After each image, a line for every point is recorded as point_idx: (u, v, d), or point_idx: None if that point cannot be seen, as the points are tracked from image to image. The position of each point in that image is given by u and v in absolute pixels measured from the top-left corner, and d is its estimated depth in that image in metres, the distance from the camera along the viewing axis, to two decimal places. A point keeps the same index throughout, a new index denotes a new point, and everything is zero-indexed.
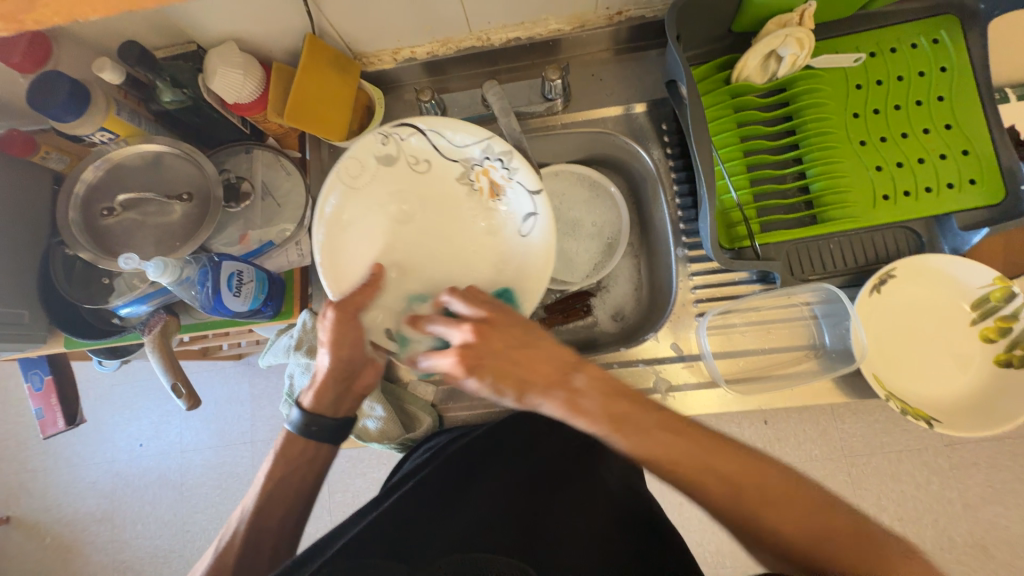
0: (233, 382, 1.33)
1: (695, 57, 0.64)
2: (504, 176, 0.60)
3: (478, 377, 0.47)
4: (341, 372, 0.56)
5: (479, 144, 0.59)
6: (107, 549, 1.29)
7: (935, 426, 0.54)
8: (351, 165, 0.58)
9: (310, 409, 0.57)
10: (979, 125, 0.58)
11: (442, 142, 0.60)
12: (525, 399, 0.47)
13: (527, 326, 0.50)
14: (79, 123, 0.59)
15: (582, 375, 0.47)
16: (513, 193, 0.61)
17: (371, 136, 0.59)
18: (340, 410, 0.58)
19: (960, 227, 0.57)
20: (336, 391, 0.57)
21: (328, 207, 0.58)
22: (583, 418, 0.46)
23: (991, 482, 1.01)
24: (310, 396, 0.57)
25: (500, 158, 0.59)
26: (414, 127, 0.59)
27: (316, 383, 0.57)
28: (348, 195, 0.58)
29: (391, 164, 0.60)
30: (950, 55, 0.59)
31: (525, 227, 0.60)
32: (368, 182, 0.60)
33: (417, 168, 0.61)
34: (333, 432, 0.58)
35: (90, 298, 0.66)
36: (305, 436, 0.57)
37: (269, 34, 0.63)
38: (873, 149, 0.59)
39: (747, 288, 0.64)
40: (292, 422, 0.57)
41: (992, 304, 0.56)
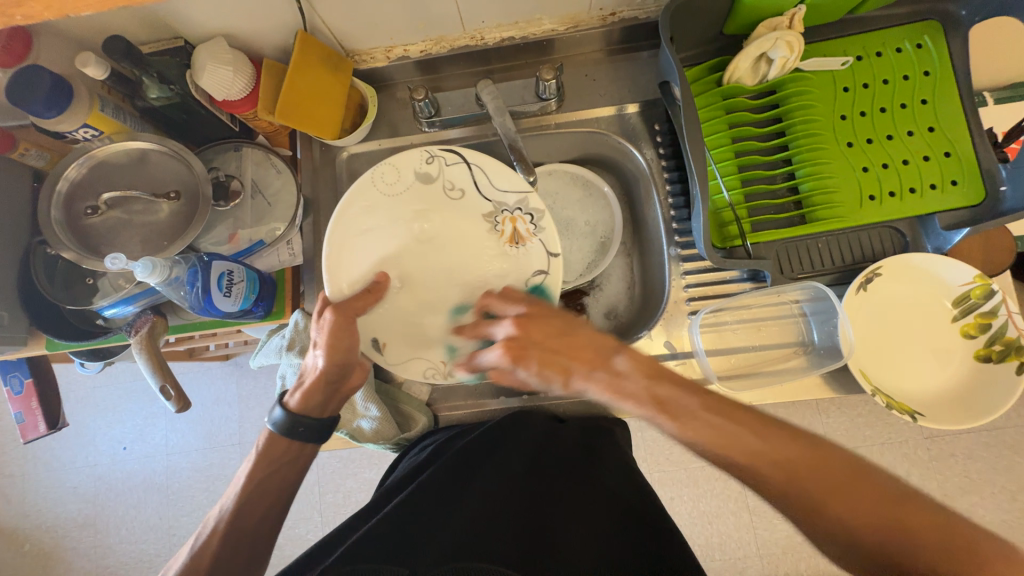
0: (221, 383, 1.30)
1: (688, 58, 0.65)
2: (530, 231, 0.61)
3: (525, 366, 0.50)
4: (332, 375, 0.55)
5: (519, 194, 0.60)
6: (90, 555, 1.26)
7: (918, 419, 0.56)
8: (387, 171, 0.60)
9: (295, 410, 0.56)
10: (960, 128, 0.60)
11: (482, 181, 0.61)
12: (572, 384, 0.50)
13: (569, 316, 0.53)
14: (61, 119, 0.57)
15: (625, 358, 0.49)
16: (532, 249, 0.61)
17: (416, 152, 0.60)
18: (326, 411, 0.57)
19: (942, 227, 0.58)
20: (324, 394, 0.56)
21: (356, 211, 0.59)
22: (628, 401, 0.47)
23: (968, 472, 1.05)
24: (297, 397, 0.56)
25: (532, 213, 0.60)
26: (461, 157, 0.60)
27: (303, 383, 0.56)
28: (373, 202, 0.59)
29: (426, 186, 0.61)
30: (933, 60, 0.61)
31: (531, 282, 0.61)
32: (398, 193, 0.60)
33: (449, 194, 0.62)
34: (316, 433, 0.56)
35: (73, 299, 0.64)
36: (289, 437, 0.56)
37: (259, 30, 0.62)
38: (859, 151, 0.61)
39: (738, 287, 0.65)
40: (275, 422, 0.56)
41: (972, 302, 0.58)
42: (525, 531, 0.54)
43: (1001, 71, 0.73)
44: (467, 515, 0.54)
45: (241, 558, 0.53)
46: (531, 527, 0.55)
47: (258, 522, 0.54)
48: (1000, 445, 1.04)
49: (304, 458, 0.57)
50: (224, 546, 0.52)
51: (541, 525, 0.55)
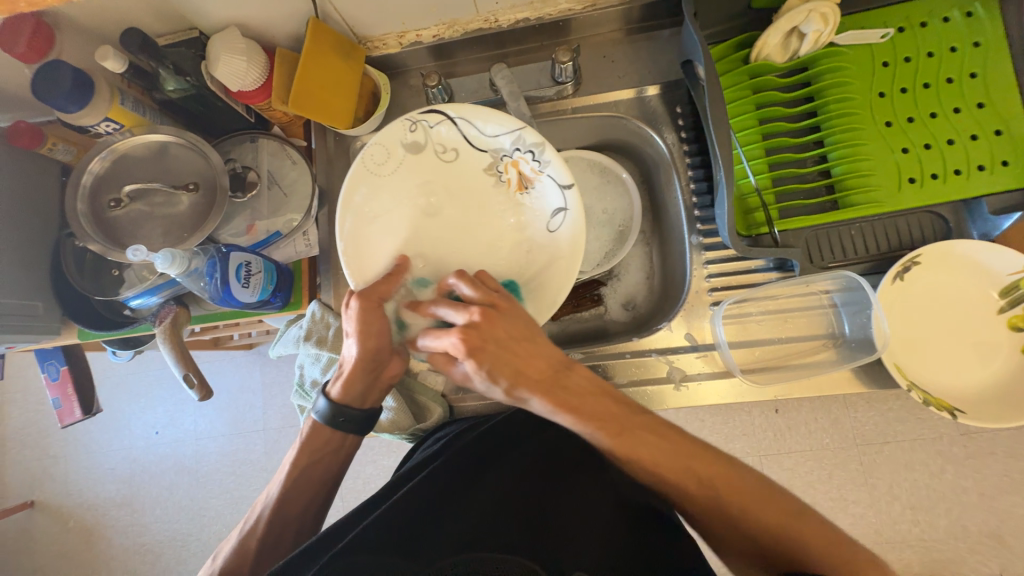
0: (245, 371, 1.34)
1: (713, 35, 0.61)
2: (533, 167, 0.59)
3: (475, 361, 0.48)
4: (369, 363, 0.55)
5: (511, 134, 0.58)
6: (128, 532, 1.32)
7: (958, 416, 0.53)
8: (377, 153, 0.58)
9: (337, 400, 0.56)
10: (1014, 103, 0.55)
11: (471, 132, 0.59)
12: (515, 392, 0.49)
13: (532, 323, 0.52)
14: (83, 113, 0.58)
15: (575, 374, 0.50)
16: (542, 186, 0.59)
17: (398, 124, 0.58)
18: (367, 401, 0.58)
19: (990, 212, 0.54)
20: (364, 384, 0.56)
21: (361, 199, 0.58)
22: (570, 414, 0.48)
23: (1008, 471, 0.99)
24: (339, 387, 0.56)
25: (531, 150, 0.58)
26: (442, 114, 0.58)
27: (342, 374, 0.56)
28: (373, 185, 0.58)
29: (422, 155, 0.60)
30: (984, 29, 0.56)
31: (555, 222, 0.59)
32: (394, 171, 0.59)
33: (445, 157, 0.60)
34: (359, 423, 0.58)
35: (102, 290, 0.66)
36: (333, 427, 0.57)
37: (271, 18, 0.61)
38: (899, 130, 0.57)
39: (764, 276, 0.62)
40: (320, 413, 0.57)
41: (1022, 292, 0.54)
42: (537, 520, 0.54)
43: None
44: (479, 504, 0.54)
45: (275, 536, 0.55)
46: (544, 518, 0.54)
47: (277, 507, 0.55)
48: None
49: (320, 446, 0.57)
50: None
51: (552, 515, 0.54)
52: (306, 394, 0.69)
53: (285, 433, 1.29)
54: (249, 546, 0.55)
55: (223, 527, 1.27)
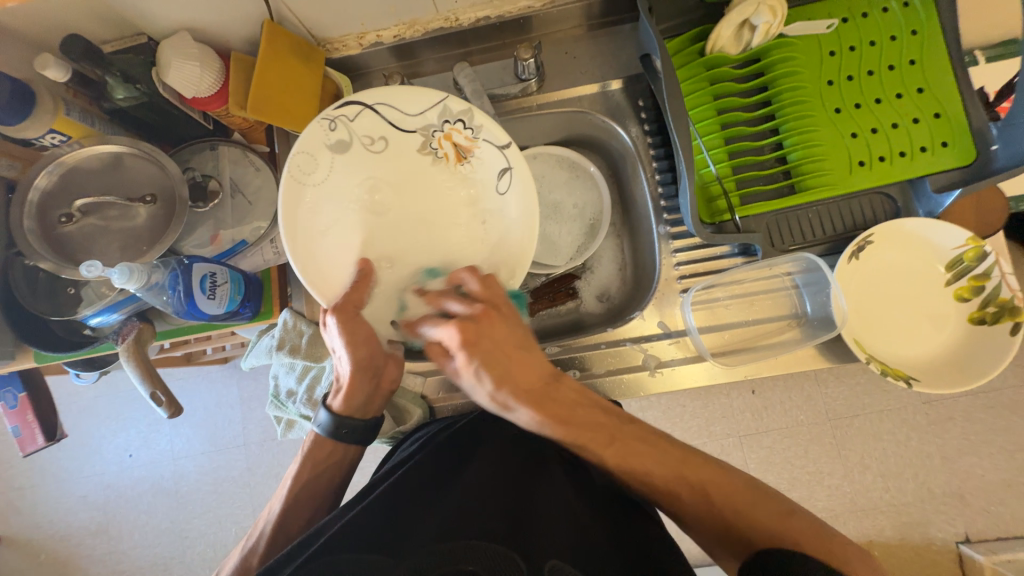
0: (221, 386, 1.30)
1: (670, 29, 0.62)
2: (466, 133, 0.58)
3: (467, 354, 0.50)
4: (365, 370, 0.57)
5: (435, 108, 0.58)
6: (105, 561, 1.27)
7: (913, 384, 0.57)
8: (303, 160, 0.55)
9: (339, 412, 0.58)
10: (950, 88, 0.58)
11: (395, 114, 0.58)
12: (505, 398, 0.51)
13: (527, 331, 0.54)
14: (27, 125, 0.56)
15: (562, 386, 0.53)
16: (482, 153, 0.59)
17: (316, 124, 0.55)
18: (369, 411, 0.60)
19: (934, 190, 0.57)
20: (365, 393, 0.58)
21: (306, 213, 0.56)
22: (554, 424, 0.51)
23: (967, 434, 1.06)
24: (339, 399, 0.58)
25: (460, 118, 0.58)
26: (360, 104, 0.57)
27: (341, 388, 0.57)
28: (312, 195, 0.56)
29: (349, 151, 0.58)
30: (921, 17, 0.59)
31: (503, 182, 0.59)
32: (328, 172, 0.57)
33: (376, 147, 0.59)
34: (360, 433, 0.59)
35: (58, 309, 0.64)
36: (335, 439, 0.59)
37: (224, 22, 0.59)
38: (848, 116, 0.59)
39: (730, 262, 0.64)
40: (321, 425, 0.58)
41: (965, 264, 0.58)
42: (519, 508, 0.53)
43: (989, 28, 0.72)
44: (460, 494, 0.53)
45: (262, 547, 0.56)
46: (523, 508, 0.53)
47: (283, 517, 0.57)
48: (997, 406, 1.05)
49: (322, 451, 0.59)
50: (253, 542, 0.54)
51: (533, 504, 0.53)
52: (281, 404, 0.69)
53: (267, 447, 1.26)
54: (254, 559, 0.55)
55: (207, 547, 1.24)
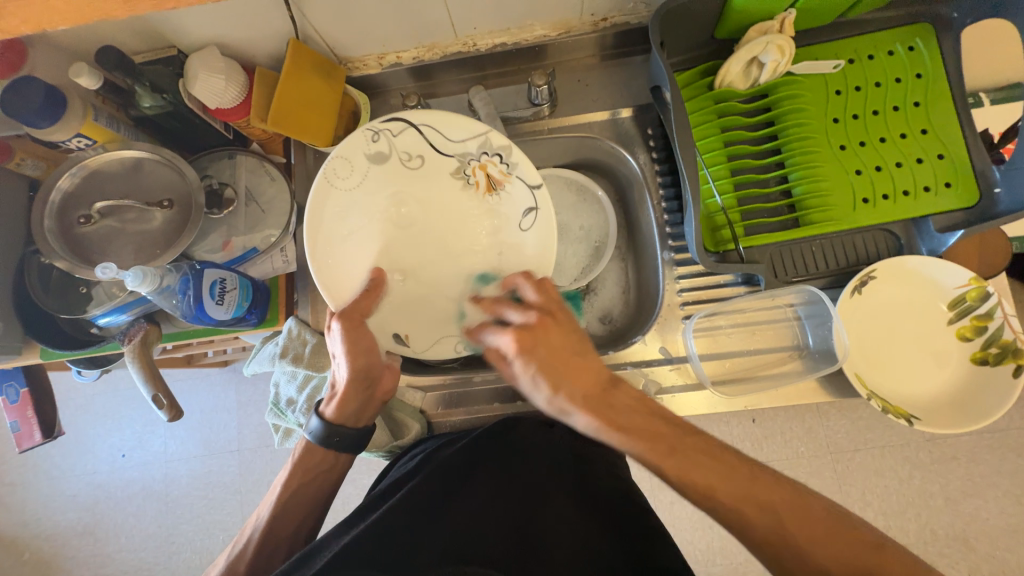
0: (219, 389, 1.30)
1: (680, 62, 0.64)
2: (500, 168, 0.59)
3: (524, 360, 0.50)
4: (361, 381, 0.56)
5: (477, 138, 0.58)
6: (89, 564, 1.25)
7: (914, 423, 0.56)
8: (339, 166, 0.57)
9: (331, 419, 0.56)
10: (953, 130, 0.60)
11: (437, 138, 0.59)
12: (561, 403, 0.49)
13: (585, 336, 0.52)
14: (55, 129, 0.57)
15: (622, 393, 0.49)
16: (512, 188, 0.60)
17: (360, 134, 0.57)
18: (361, 420, 0.58)
19: (936, 230, 0.58)
20: (359, 402, 0.57)
21: (332, 216, 0.57)
22: (616, 434, 0.47)
23: (971, 475, 1.04)
24: (332, 406, 0.57)
25: (499, 153, 0.59)
26: (405, 122, 0.58)
27: (336, 394, 0.56)
28: (339, 197, 0.57)
29: (388, 164, 0.59)
30: (925, 62, 0.61)
31: (528, 222, 0.60)
32: (358, 182, 0.58)
33: (411, 164, 0.60)
34: (351, 442, 0.57)
35: (68, 308, 0.64)
36: (326, 447, 0.57)
37: (252, 39, 0.62)
38: (852, 153, 0.61)
39: (733, 291, 0.65)
40: (312, 433, 0.56)
41: (968, 304, 0.58)
42: (519, 538, 0.54)
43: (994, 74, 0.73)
44: (459, 518, 0.54)
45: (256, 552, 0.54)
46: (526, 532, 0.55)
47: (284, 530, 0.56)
48: (1002, 447, 1.04)
49: (317, 461, 0.57)
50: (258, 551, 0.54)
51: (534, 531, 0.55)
52: (281, 412, 0.67)
53: (261, 454, 1.25)
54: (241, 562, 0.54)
55: (193, 554, 1.22)
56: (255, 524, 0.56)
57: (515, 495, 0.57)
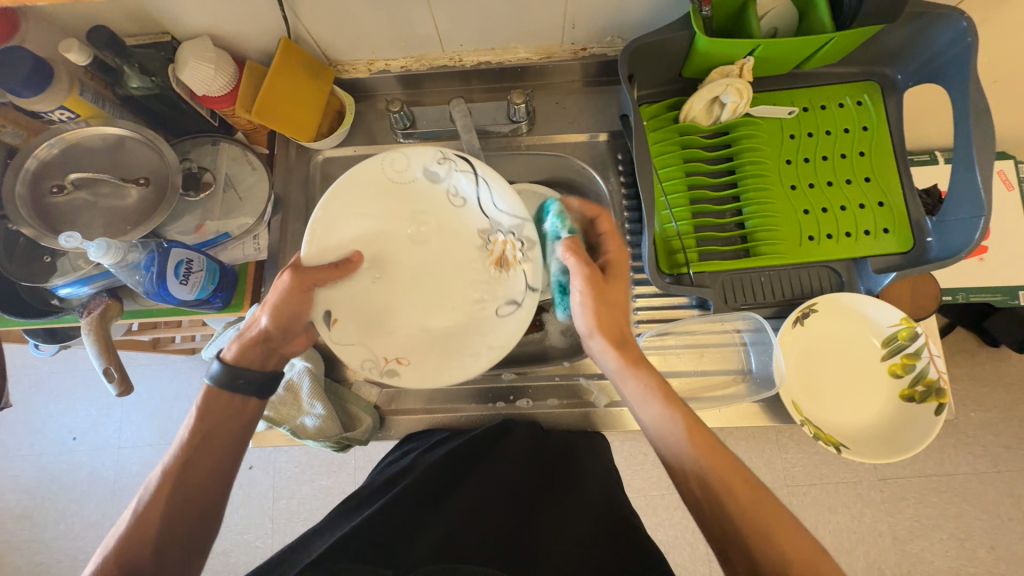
0: (183, 377, 1.29)
1: (649, 95, 0.69)
2: (516, 256, 0.58)
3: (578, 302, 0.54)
4: (274, 335, 0.55)
5: (514, 220, 0.57)
6: (23, 550, 1.20)
7: (842, 451, 0.59)
8: (397, 160, 0.58)
9: (230, 362, 0.55)
10: (893, 181, 0.64)
11: (484, 197, 0.58)
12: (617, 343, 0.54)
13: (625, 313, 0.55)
14: (38, 99, 0.59)
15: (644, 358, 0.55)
16: (513, 277, 0.59)
17: (430, 151, 0.58)
18: (266, 366, 0.57)
19: (874, 270, 0.62)
20: (264, 351, 0.56)
21: (358, 196, 0.57)
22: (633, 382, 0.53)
23: (919, 517, 1.07)
24: (235, 348, 0.55)
25: (523, 242, 0.58)
26: (471, 167, 0.57)
27: (243, 335, 0.55)
28: (381, 186, 0.59)
29: (433, 186, 0.60)
30: (871, 116, 0.66)
31: (501, 312, 0.59)
32: (401, 186, 0.59)
33: (453, 201, 0.60)
34: (257, 388, 0.55)
35: (29, 276, 0.64)
36: (228, 391, 0.54)
37: (245, 33, 0.64)
38: (801, 193, 0.65)
39: (686, 313, 0.68)
40: (212, 375, 0.54)
41: (899, 342, 0.61)
42: (507, 546, 0.53)
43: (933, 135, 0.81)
44: (446, 521, 0.54)
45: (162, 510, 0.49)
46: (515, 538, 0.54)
47: (195, 479, 0.51)
48: (949, 491, 1.08)
49: (229, 406, 0.54)
50: (171, 504, 0.49)
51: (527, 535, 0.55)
52: None
53: None
54: (151, 517, 0.48)
55: None
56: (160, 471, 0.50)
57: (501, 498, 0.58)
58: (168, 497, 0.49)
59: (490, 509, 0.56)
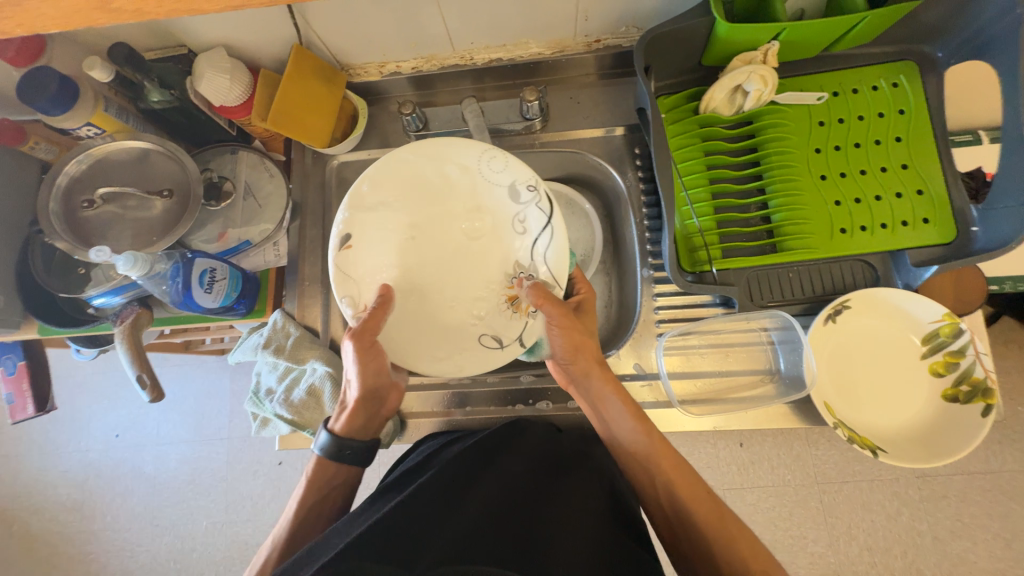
0: (214, 376, 1.33)
1: (666, 86, 0.66)
2: (529, 308, 0.57)
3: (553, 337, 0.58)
4: (368, 399, 0.57)
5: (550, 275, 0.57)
6: (75, 540, 1.27)
7: (880, 455, 0.56)
8: (496, 161, 0.57)
9: (339, 433, 0.58)
10: (934, 167, 0.60)
11: (546, 235, 0.57)
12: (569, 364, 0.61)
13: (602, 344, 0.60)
14: (66, 117, 0.60)
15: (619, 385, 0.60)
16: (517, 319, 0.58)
17: (529, 175, 0.56)
18: (368, 432, 0.59)
19: (913, 264, 0.59)
20: (365, 415, 0.59)
21: (448, 158, 0.57)
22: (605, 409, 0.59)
23: (961, 516, 1.02)
24: (341, 421, 0.58)
25: None
26: (551, 212, 0.56)
27: (346, 407, 0.58)
28: (469, 169, 0.57)
29: (508, 201, 0.57)
30: (908, 98, 0.62)
31: (483, 341, 0.59)
32: (485, 182, 0.57)
33: (515, 225, 0.57)
34: (359, 455, 0.58)
35: (67, 287, 0.67)
36: (337, 460, 0.58)
37: (258, 42, 0.65)
38: (832, 184, 0.61)
39: (710, 312, 0.66)
40: (321, 447, 0.58)
41: (941, 340, 0.58)
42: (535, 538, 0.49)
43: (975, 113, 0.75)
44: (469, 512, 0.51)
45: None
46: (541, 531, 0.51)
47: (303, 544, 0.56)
48: (994, 489, 1.02)
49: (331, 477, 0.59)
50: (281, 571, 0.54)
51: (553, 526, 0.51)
52: (259, 402, 0.68)
53: (250, 444, 1.27)
54: None
55: (175, 538, 1.23)
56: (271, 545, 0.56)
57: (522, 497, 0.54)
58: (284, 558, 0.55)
59: (507, 507, 0.53)
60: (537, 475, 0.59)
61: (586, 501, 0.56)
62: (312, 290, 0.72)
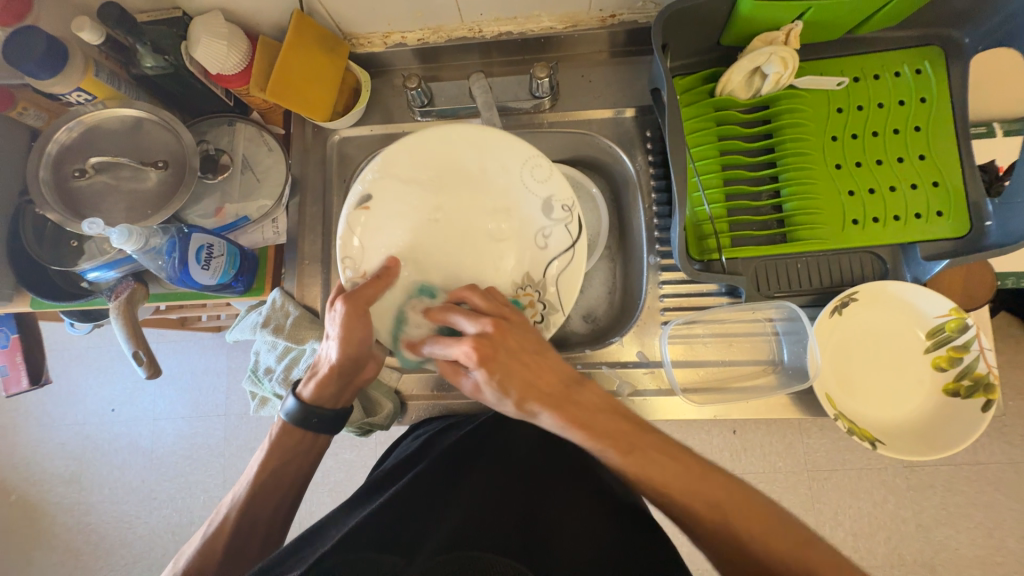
0: (210, 353, 1.32)
1: (683, 66, 0.64)
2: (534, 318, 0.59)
3: (486, 371, 0.46)
4: (345, 368, 0.54)
5: (559, 296, 0.60)
6: (73, 511, 1.28)
7: (878, 447, 0.57)
8: (540, 168, 0.59)
9: (308, 400, 0.56)
10: (951, 158, 0.59)
11: (572, 255, 0.60)
12: (524, 406, 0.47)
13: (540, 335, 0.50)
14: (54, 81, 0.58)
15: (586, 389, 0.48)
16: None
17: (569, 193, 0.59)
18: (339, 402, 0.58)
19: (924, 257, 0.58)
20: (337, 386, 0.56)
21: (493, 157, 0.59)
22: (580, 432, 0.45)
23: (946, 505, 1.04)
24: (311, 388, 0.56)
25: (547, 316, 0.60)
26: (580, 236, 0.60)
27: (317, 374, 0.55)
28: (507, 175, 0.59)
29: (539, 212, 0.60)
30: (930, 86, 0.60)
31: None
32: (519, 193, 0.60)
33: (539, 241, 0.60)
34: (329, 424, 0.57)
35: (60, 260, 0.65)
36: (303, 428, 0.57)
37: (257, 6, 0.62)
38: (847, 174, 0.60)
39: (715, 301, 0.65)
40: (287, 411, 0.57)
41: (946, 334, 0.58)
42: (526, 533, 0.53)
43: (993, 105, 0.74)
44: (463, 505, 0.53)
45: (250, 541, 0.55)
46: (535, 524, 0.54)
47: (264, 510, 0.57)
48: (980, 480, 1.04)
49: (296, 444, 0.57)
50: (235, 532, 0.55)
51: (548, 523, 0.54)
52: (259, 380, 0.67)
53: (246, 420, 1.27)
54: (216, 545, 0.54)
55: (174, 511, 1.25)
56: (230, 504, 0.56)
57: (513, 490, 0.56)
58: (238, 517, 0.55)
59: (501, 500, 0.55)
60: (535, 462, 0.59)
61: (583, 489, 0.57)
62: (312, 269, 0.70)
